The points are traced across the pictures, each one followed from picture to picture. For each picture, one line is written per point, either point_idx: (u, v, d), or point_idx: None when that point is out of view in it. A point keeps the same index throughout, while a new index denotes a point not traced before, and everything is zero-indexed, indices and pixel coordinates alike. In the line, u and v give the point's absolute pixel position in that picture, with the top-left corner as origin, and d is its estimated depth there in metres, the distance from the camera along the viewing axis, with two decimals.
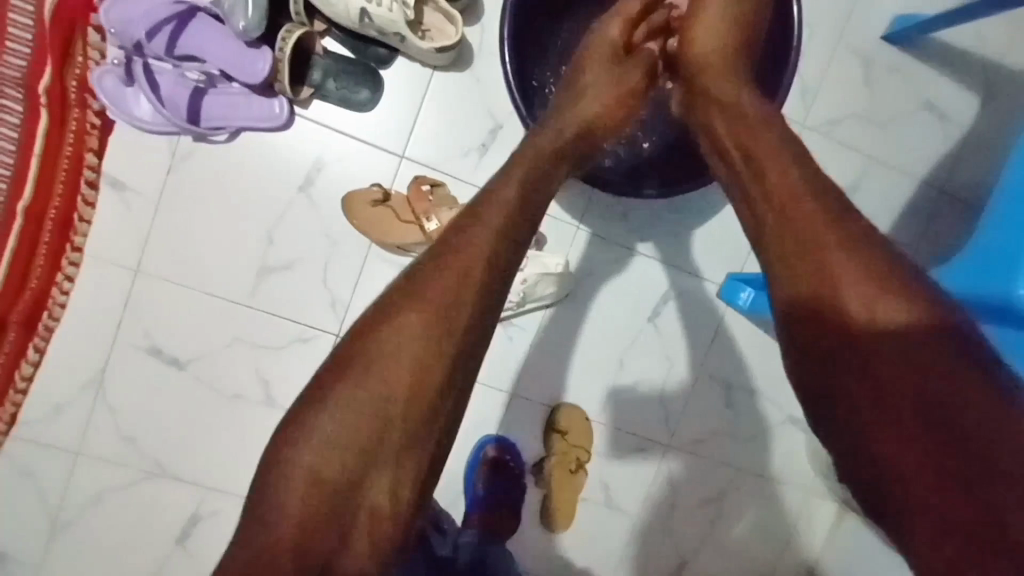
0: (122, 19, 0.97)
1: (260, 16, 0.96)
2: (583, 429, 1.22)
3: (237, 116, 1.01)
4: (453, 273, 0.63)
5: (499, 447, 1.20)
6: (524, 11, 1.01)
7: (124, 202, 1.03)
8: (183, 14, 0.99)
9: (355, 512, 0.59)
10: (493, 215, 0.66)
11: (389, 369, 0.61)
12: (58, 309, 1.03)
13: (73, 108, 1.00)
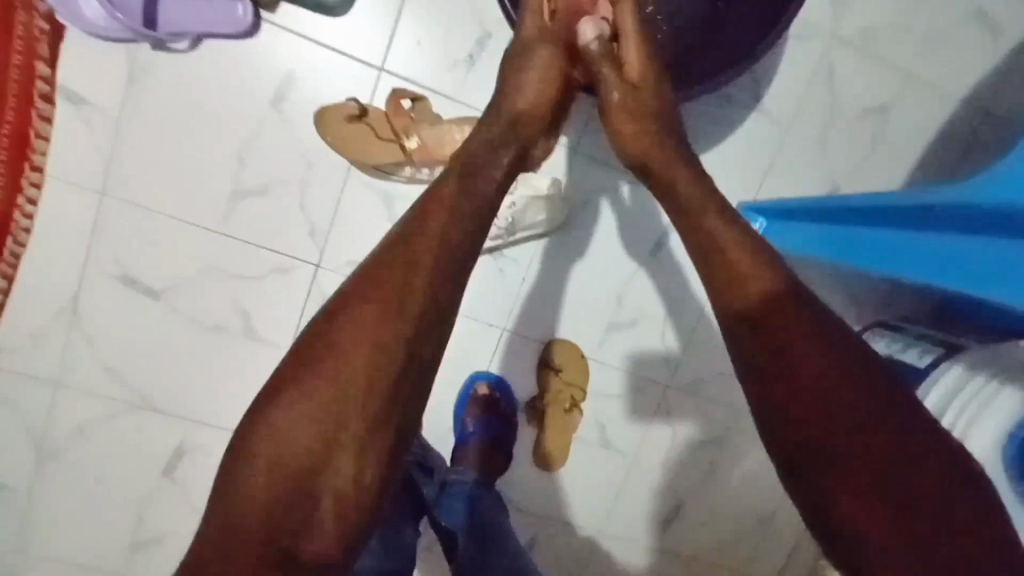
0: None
1: None
2: (577, 367, 1.16)
3: (196, 20, 0.92)
4: (409, 256, 0.60)
5: (490, 385, 1.16)
6: None
7: (83, 118, 0.96)
8: None
9: (322, 493, 0.53)
10: (446, 205, 0.63)
11: (344, 355, 0.56)
12: (23, 235, 0.98)
13: (17, 11, 0.92)
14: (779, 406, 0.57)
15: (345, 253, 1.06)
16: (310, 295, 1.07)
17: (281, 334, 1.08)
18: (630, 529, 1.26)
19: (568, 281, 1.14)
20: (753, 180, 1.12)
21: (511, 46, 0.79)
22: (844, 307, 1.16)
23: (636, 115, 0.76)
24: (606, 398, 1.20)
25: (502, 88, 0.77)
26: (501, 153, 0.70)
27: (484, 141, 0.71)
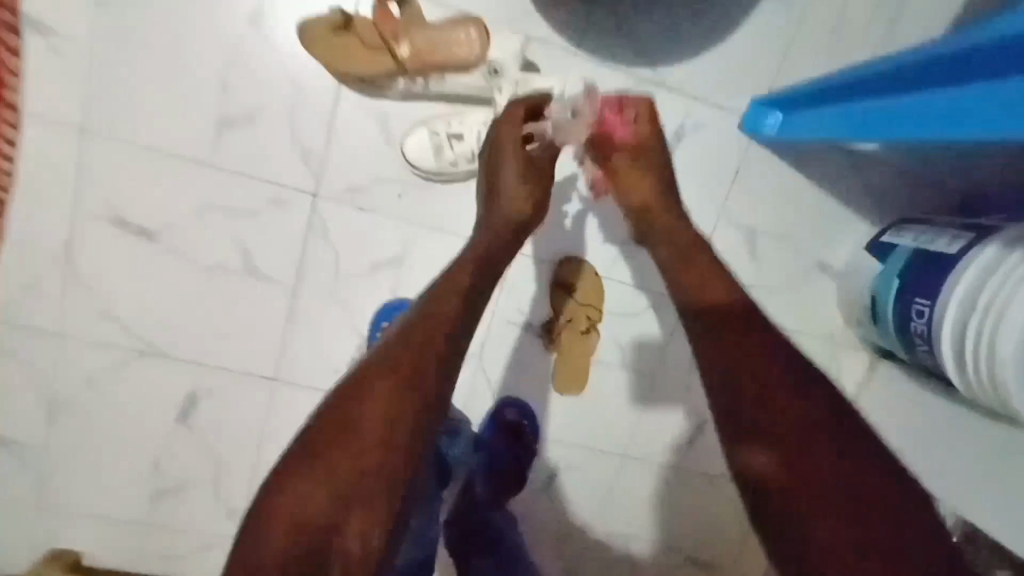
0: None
1: None
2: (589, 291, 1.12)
3: None
4: (424, 337, 0.66)
5: (516, 410, 1.16)
6: None
7: (54, 49, 0.91)
8: None
9: (335, 552, 0.55)
10: (452, 293, 0.71)
11: (360, 424, 0.60)
12: (4, 178, 0.94)
13: None
14: (761, 442, 0.65)
15: (342, 179, 1.01)
16: (310, 227, 1.03)
17: (284, 271, 1.04)
18: (653, 455, 1.22)
19: (576, 196, 1.08)
20: (765, 72, 1.05)
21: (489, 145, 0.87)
22: (858, 204, 1.13)
23: (632, 186, 0.89)
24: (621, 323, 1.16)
25: (488, 181, 0.86)
26: (501, 241, 0.82)
27: (483, 242, 0.81)
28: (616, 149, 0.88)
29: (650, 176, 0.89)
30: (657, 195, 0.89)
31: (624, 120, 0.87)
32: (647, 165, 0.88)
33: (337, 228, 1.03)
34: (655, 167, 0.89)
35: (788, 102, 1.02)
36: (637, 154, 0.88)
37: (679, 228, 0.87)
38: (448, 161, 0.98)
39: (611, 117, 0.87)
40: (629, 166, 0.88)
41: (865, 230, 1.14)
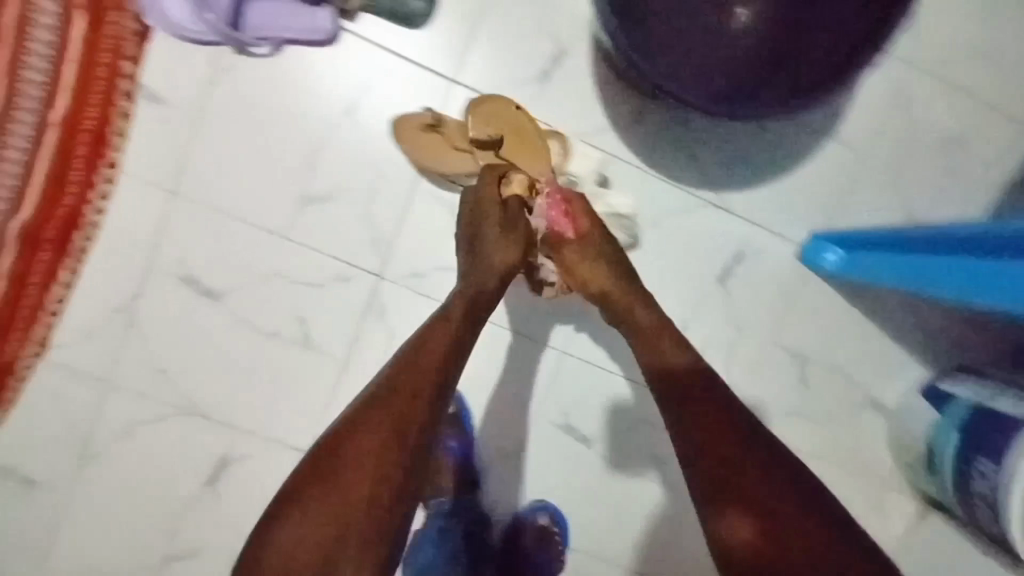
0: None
1: None
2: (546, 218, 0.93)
3: (282, 23, 0.92)
4: (402, 389, 0.69)
5: (549, 517, 1.09)
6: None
7: (162, 118, 0.96)
8: None
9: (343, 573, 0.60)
10: (442, 336, 0.75)
11: (352, 464, 0.64)
12: (92, 230, 0.98)
13: (111, 11, 0.93)
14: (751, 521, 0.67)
15: (407, 264, 1.03)
16: (368, 306, 1.04)
17: (335, 346, 1.05)
18: None
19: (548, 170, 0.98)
20: (824, 204, 1.07)
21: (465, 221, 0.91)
22: (909, 343, 1.12)
23: (590, 277, 0.89)
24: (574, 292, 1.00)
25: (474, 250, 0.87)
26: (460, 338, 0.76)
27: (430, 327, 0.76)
28: (567, 243, 0.91)
29: (603, 263, 0.89)
30: (613, 279, 0.88)
31: (570, 223, 0.91)
32: (597, 247, 0.90)
33: (393, 308, 1.05)
34: (604, 257, 0.89)
35: (850, 241, 1.04)
36: (584, 240, 0.90)
37: (639, 305, 0.86)
38: None
39: (558, 216, 0.91)
40: (581, 244, 0.90)
41: (916, 368, 1.13)
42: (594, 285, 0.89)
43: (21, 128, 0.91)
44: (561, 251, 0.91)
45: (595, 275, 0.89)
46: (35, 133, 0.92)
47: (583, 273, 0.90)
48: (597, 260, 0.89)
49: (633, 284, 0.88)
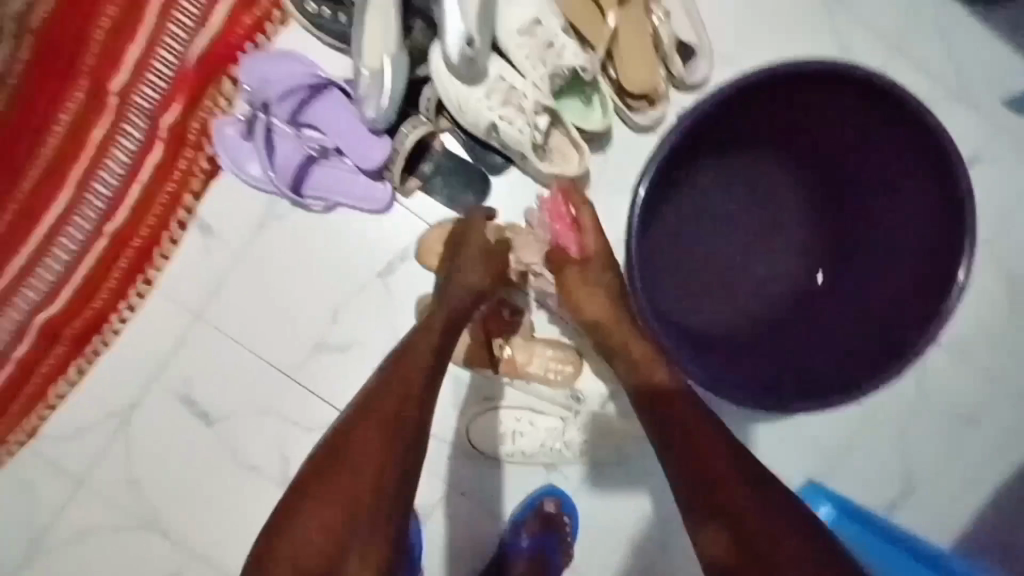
0: (261, 78, 0.96)
1: (392, 109, 0.92)
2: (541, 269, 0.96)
3: (339, 190, 0.99)
4: (394, 386, 0.73)
5: None
6: (669, 176, 0.88)
7: (206, 246, 1.03)
8: (317, 85, 0.97)
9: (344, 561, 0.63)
10: (430, 334, 0.80)
11: (354, 443, 0.69)
12: (111, 335, 1.03)
13: (188, 148, 1.01)
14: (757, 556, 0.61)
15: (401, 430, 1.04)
16: None
17: None
18: None
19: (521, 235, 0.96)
20: (819, 456, 1.06)
21: (450, 250, 0.93)
22: None
23: (584, 302, 0.86)
24: (547, 342, 1.00)
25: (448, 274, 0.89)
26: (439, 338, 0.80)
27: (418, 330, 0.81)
28: (571, 263, 0.89)
29: (596, 288, 0.86)
30: (607, 306, 0.86)
31: (578, 241, 0.90)
32: (593, 272, 0.87)
33: None
34: (603, 284, 0.86)
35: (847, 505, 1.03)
36: (585, 262, 0.88)
37: (634, 338, 0.83)
38: (505, 451, 1.02)
39: (563, 231, 0.91)
40: (580, 264, 0.88)
41: None
42: (590, 312, 0.86)
43: (75, 234, 0.99)
44: (561, 269, 0.90)
45: (584, 295, 0.86)
46: (84, 241, 1.00)
47: (579, 297, 0.87)
48: (595, 281, 0.87)
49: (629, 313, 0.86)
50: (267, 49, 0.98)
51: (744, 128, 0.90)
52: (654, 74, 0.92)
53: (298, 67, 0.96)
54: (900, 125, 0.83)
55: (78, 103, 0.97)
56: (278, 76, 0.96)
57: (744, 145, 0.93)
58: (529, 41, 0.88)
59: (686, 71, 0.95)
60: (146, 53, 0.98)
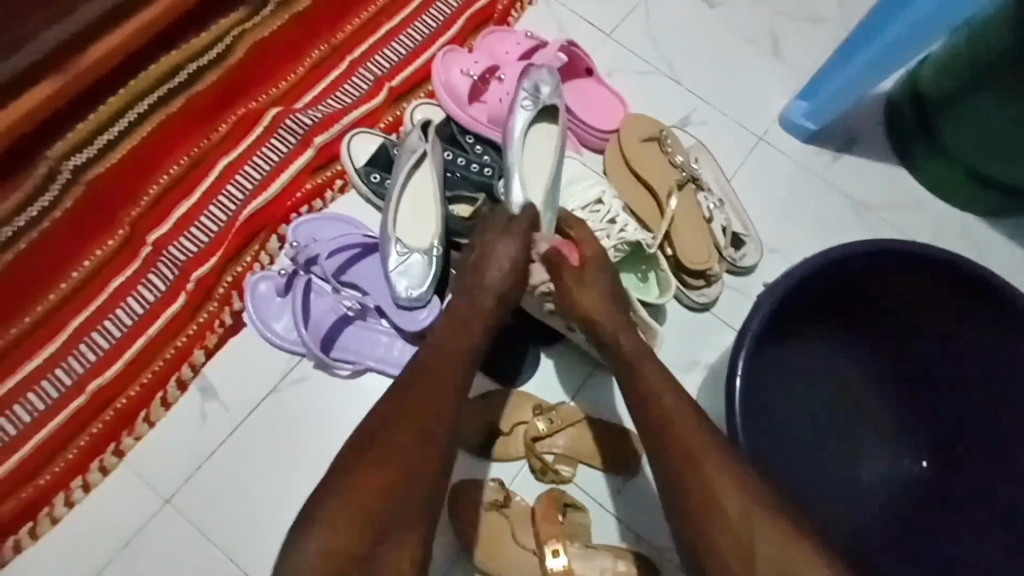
0: (310, 237, 0.97)
1: (425, 274, 0.91)
2: (577, 438, 0.88)
3: (370, 353, 0.91)
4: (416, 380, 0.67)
5: None
6: (763, 339, 0.80)
7: (204, 411, 0.90)
8: (367, 246, 0.95)
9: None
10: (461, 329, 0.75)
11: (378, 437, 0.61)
12: (45, 523, 0.83)
13: (213, 301, 0.93)
14: None
15: None
16: None
17: None
18: None
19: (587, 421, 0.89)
20: None
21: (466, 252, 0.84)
22: None
23: (583, 301, 0.82)
24: (606, 549, 0.83)
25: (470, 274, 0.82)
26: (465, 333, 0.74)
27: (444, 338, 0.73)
28: (568, 270, 0.84)
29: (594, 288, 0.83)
30: (606, 308, 0.82)
31: (576, 251, 0.86)
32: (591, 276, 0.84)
33: None
34: (599, 285, 0.83)
35: None
36: (582, 269, 0.84)
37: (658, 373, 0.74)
38: None
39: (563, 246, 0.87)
40: (577, 271, 0.84)
41: None
42: (591, 310, 0.81)
43: (50, 389, 0.86)
44: (560, 277, 0.84)
45: (585, 299, 0.82)
46: (58, 397, 0.86)
47: (582, 300, 0.82)
48: (592, 288, 0.83)
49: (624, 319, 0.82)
50: (321, 212, 0.99)
51: (826, 298, 0.85)
52: (711, 257, 0.97)
53: (350, 229, 0.98)
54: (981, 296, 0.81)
55: (106, 249, 0.93)
56: (328, 235, 0.97)
57: (825, 313, 0.87)
58: (593, 217, 0.93)
59: (737, 257, 1.01)
60: (196, 208, 0.97)
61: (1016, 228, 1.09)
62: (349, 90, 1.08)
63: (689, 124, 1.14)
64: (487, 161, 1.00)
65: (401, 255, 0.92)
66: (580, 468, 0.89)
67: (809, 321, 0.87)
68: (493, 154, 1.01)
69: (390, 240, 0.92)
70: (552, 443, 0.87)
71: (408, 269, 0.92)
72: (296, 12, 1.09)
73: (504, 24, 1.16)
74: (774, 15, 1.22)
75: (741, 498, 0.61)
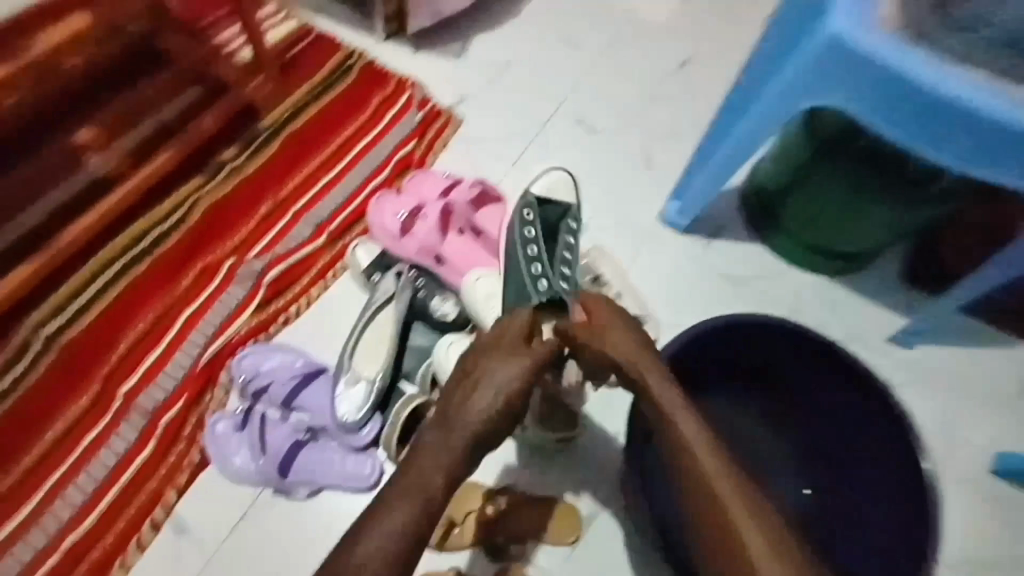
0: (253, 369, 1.09)
1: (362, 401, 1.04)
2: (522, 518, 0.99)
3: (324, 473, 1.02)
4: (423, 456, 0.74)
5: None
6: None
7: (178, 547, 0.98)
8: (308, 374, 1.09)
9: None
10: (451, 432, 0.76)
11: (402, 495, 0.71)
12: None
13: (180, 442, 1.04)
14: None
15: None
16: None
17: None
18: None
19: (529, 501, 1.00)
20: None
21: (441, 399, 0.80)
22: None
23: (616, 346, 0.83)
24: None
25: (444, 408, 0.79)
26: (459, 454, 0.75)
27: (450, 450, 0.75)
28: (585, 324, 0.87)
29: (626, 337, 0.84)
30: (637, 349, 0.83)
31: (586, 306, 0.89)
32: (610, 322, 0.86)
33: None
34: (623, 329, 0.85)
35: None
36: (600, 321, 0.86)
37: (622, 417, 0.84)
38: None
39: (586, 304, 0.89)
40: (595, 322, 0.86)
41: None
42: (627, 354, 0.83)
43: (29, 547, 0.94)
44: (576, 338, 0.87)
45: (618, 347, 0.83)
46: (36, 554, 0.94)
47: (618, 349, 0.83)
48: (619, 335, 0.84)
49: (657, 360, 0.83)
50: (265, 344, 1.13)
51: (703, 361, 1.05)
52: None
53: (293, 357, 1.11)
54: (823, 355, 0.99)
55: (77, 408, 1.03)
56: (270, 366, 1.09)
57: (706, 374, 1.08)
58: None
59: None
60: (163, 358, 1.09)
61: (866, 276, 1.33)
62: (295, 236, 1.26)
63: (587, 231, 1.37)
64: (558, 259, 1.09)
65: (350, 381, 1.06)
66: (528, 544, 1.01)
67: (694, 380, 1.07)
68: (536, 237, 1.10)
69: (343, 369, 1.07)
70: (502, 527, 0.98)
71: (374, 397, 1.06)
72: (243, 178, 1.30)
73: (422, 167, 1.40)
74: (643, 135, 1.50)
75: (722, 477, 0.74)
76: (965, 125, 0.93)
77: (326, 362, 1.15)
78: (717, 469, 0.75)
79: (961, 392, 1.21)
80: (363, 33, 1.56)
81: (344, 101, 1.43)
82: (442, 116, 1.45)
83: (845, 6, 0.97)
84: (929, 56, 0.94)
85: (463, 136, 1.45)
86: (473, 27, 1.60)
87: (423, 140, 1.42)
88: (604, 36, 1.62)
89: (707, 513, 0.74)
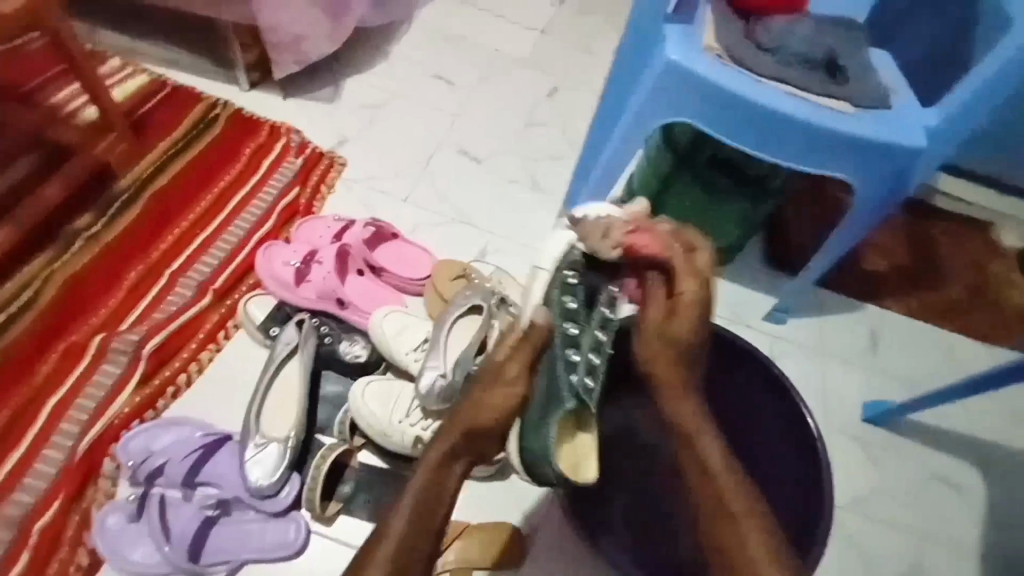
0: (144, 451, 0.99)
1: (275, 465, 0.98)
2: (464, 548, 0.98)
3: (246, 546, 0.94)
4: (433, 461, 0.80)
5: None
6: None
7: None
8: (211, 444, 1.00)
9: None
10: (454, 435, 0.83)
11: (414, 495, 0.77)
12: None
13: (62, 548, 0.91)
14: None
15: None
16: None
17: None
18: None
19: (470, 529, 1.00)
20: None
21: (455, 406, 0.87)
22: None
23: (676, 326, 0.86)
24: None
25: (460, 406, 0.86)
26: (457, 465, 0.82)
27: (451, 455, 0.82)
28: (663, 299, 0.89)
29: (684, 324, 0.86)
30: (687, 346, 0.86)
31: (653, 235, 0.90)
32: (685, 308, 0.87)
33: None
34: (694, 317, 0.87)
35: None
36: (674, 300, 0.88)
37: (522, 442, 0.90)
38: None
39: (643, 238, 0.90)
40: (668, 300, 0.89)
41: None
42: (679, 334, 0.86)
43: None
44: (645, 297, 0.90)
45: (681, 322, 0.86)
46: None
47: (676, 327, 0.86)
48: (683, 316, 0.87)
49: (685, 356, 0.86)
50: (156, 420, 1.03)
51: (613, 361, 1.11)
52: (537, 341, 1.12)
53: (191, 430, 1.02)
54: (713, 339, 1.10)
55: None
56: (165, 444, 0.99)
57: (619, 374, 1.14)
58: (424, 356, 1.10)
59: None
60: (28, 458, 0.96)
61: (738, 264, 1.50)
62: (176, 298, 1.17)
63: (487, 255, 1.41)
64: (596, 326, 0.95)
65: (260, 444, 0.99)
66: (474, 574, 1.00)
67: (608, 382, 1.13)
68: (577, 305, 0.95)
69: (250, 432, 0.99)
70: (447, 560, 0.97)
71: (288, 457, 0.99)
72: (106, 244, 1.19)
73: (311, 213, 1.36)
74: (527, 160, 1.59)
75: (717, 454, 0.78)
76: (781, 133, 1.10)
77: (228, 428, 1.06)
78: (710, 443, 0.79)
79: (826, 353, 1.40)
80: (228, 82, 1.50)
81: (215, 152, 1.37)
82: (325, 159, 1.43)
83: (676, 38, 1.12)
84: (746, 75, 1.11)
85: (350, 176, 1.44)
86: (346, 70, 1.61)
87: (308, 184, 1.39)
88: (476, 72, 1.70)
89: (695, 483, 0.77)
